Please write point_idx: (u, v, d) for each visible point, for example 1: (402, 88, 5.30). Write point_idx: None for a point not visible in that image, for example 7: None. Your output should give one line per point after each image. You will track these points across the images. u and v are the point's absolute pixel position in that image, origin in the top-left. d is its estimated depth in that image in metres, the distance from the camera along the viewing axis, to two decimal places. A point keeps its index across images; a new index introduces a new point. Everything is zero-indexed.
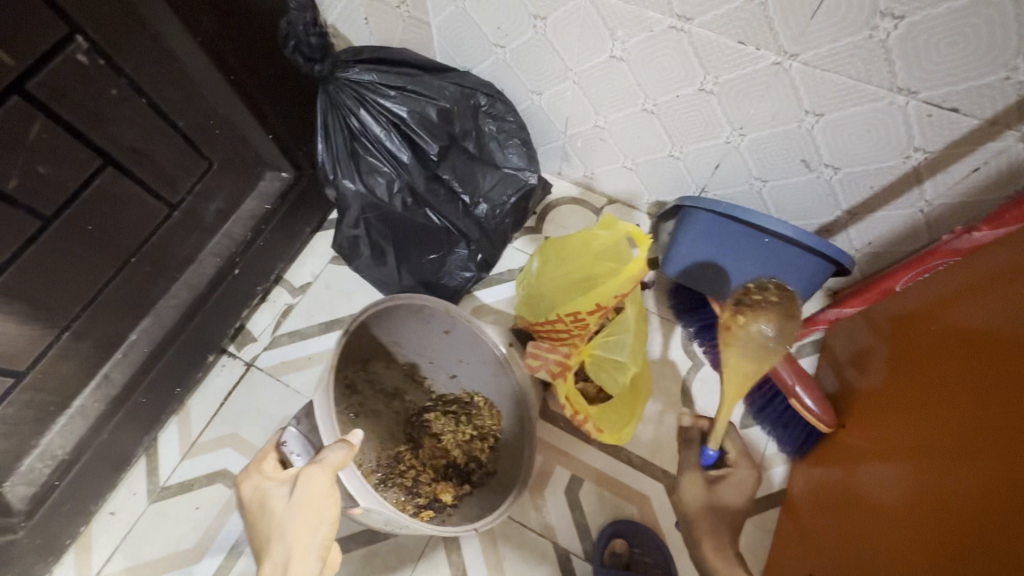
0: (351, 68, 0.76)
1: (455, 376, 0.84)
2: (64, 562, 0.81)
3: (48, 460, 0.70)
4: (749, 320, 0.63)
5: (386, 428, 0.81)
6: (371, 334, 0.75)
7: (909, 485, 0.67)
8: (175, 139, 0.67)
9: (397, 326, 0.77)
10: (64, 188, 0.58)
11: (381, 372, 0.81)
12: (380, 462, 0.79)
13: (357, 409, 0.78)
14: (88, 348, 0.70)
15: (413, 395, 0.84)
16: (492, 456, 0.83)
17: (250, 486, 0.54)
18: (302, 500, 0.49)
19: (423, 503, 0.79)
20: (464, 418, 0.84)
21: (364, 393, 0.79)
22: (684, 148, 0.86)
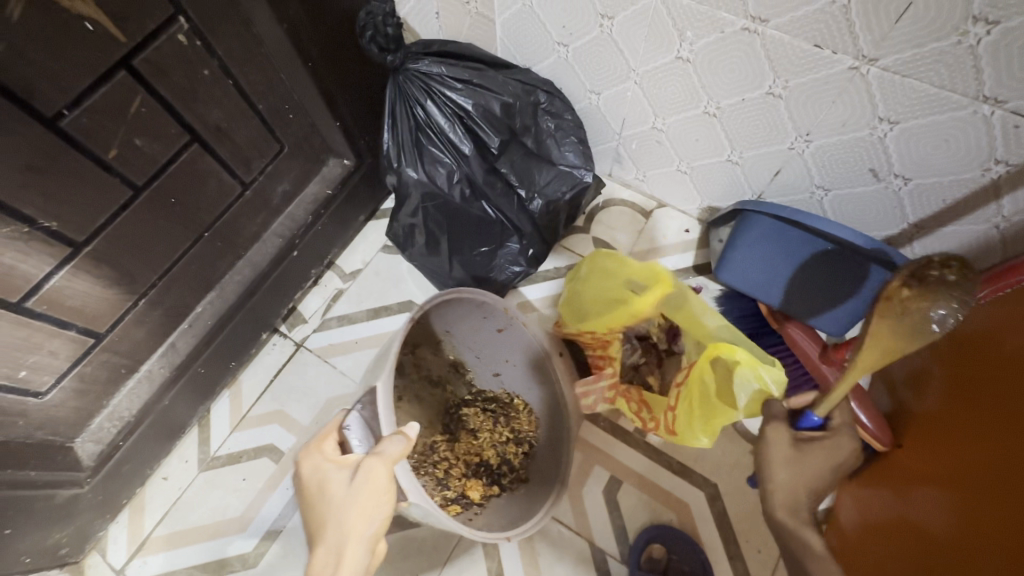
0: (421, 61, 0.78)
1: (500, 376, 0.87)
2: (120, 520, 0.85)
3: (115, 420, 0.74)
4: (916, 295, 0.53)
5: (426, 414, 0.83)
6: (430, 322, 0.78)
7: (959, 510, 0.65)
8: (254, 121, 0.69)
9: (454, 318, 0.80)
10: (155, 160, 0.61)
11: (427, 359, 0.83)
12: (417, 449, 0.82)
13: (401, 394, 0.81)
14: (159, 318, 0.73)
15: (457, 386, 0.87)
16: (525, 461, 0.85)
17: (311, 466, 0.56)
18: (360, 494, 0.51)
19: (452, 496, 0.81)
20: (503, 417, 0.86)
21: (409, 377, 0.82)
22: (744, 153, 0.85)
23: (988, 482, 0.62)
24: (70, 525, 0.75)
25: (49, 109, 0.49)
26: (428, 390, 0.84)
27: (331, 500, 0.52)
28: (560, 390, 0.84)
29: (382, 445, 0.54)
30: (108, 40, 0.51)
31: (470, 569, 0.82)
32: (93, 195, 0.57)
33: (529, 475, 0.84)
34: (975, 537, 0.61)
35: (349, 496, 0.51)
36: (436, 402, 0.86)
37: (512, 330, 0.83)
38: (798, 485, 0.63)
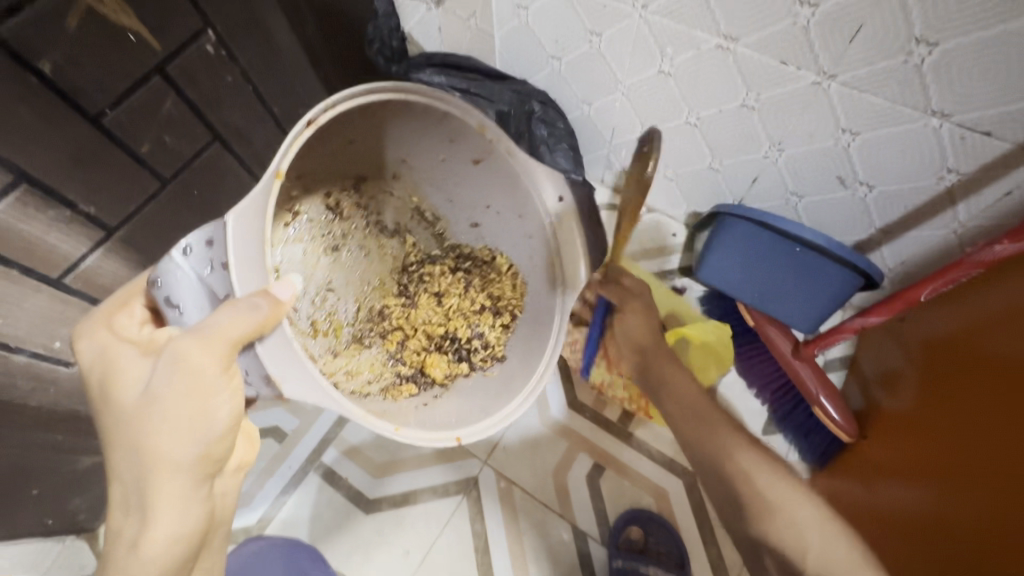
0: (424, 71, 0.85)
1: (478, 227, 0.75)
2: None
3: None
4: None
5: (373, 270, 0.75)
6: (382, 145, 0.68)
7: (937, 503, 0.68)
8: (269, 122, 0.76)
9: (414, 133, 0.66)
10: (181, 156, 0.68)
11: (383, 198, 0.76)
12: (355, 310, 0.73)
13: (336, 242, 0.72)
14: None
15: (419, 236, 0.78)
16: (503, 338, 0.73)
17: (98, 341, 0.47)
18: (179, 389, 0.43)
19: (407, 373, 0.71)
20: (480, 279, 0.76)
21: (354, 224, 0.74)
22: (723, 161, 0.91)
23: (958, 482, 0.66)
24: (90, 491, 0.82)
25: (94, 108, 0.56)
26: (376, 241, 0.76)
27: (128, 402, 0.43)
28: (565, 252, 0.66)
29: (210, 317, 0.44)
30: (148, 49, 0.58)
31: (459, 546, 0.87)
32: (121, 185, 0.63)
33: (505, 355, 0.72)
34: (944, 534, 0.65)
35: (160, 392, 0.43)
36: (388, 258, 0.77)
37: (491, 164, 0.67)
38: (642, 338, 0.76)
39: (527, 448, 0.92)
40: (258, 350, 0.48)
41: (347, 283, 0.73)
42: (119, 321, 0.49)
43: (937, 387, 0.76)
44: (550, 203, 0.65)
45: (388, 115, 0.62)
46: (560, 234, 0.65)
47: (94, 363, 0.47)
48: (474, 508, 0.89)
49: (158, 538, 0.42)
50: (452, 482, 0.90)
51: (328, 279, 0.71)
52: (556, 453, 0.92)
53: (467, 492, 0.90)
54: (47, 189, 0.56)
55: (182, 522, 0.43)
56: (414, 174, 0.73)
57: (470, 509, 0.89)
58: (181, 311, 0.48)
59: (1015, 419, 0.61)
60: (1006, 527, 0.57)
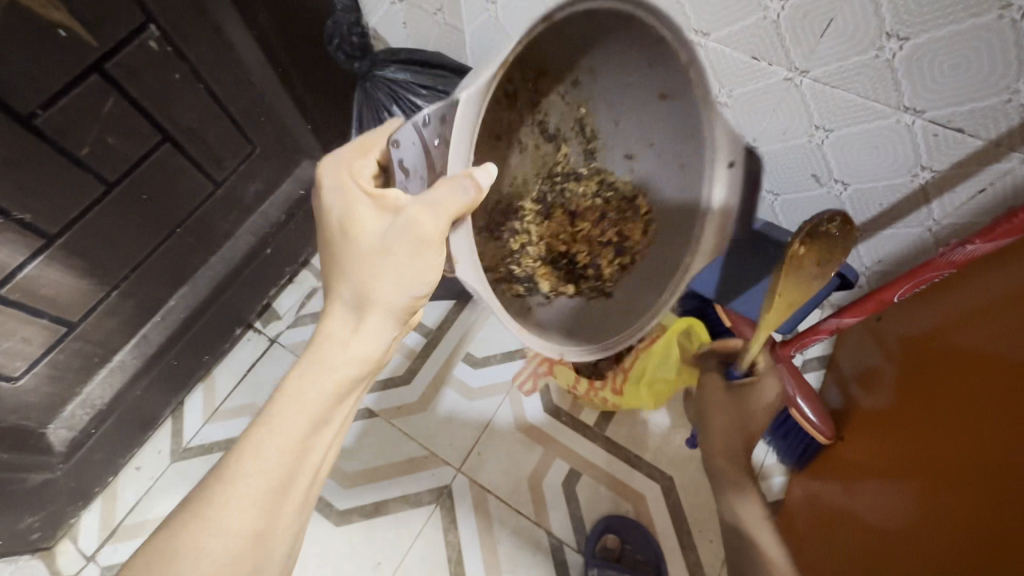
0: (388, 68, 0.80)
1: (636, 160, 0.52)
2: (92, 509, 0.88)
3: (88, 408, 0.77)
4: (809, 253, 0.55)
5: (518, 168, 0.52)
6: (584, 48, 0.44)
7: (911, 501, 0.67)
8: (226, 122, 0.73)
9: (613, 57, 0.45)
10: (127, 158, 0.64)
11: (551, 99, 0.49)
12: (494, 205, 0.52)
13: (501, 130, 0.47)
14: (132, 308, 0.76)
15: (574, 149, 0.54)
16: (618, 277, 0.55)
17: (334, 176, 0.46)
18: (403, 253, 0.43)
19: (517, 277, 0.54)
20: (617, 215, 0.55)
21: (518, 112, 0.48)
22: None
23: (937, 486, 0.63)
24: (43, 509, 0.78)
25: (24, 107, 0.53)
26: (529, 133, 0.51)
27: (363, 245, 0.44)
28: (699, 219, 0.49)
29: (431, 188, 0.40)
30: (82, 45, 0.55)
31: (431, 557, 0.84)
32: (59, 191, 0.59)
33: (615, 294, 0.54)
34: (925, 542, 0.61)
35: (392, 252, 0.44)
36: (539, 158, 0.53)
37: (682, 105, 0.45)
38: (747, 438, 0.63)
39: (502, 454, 0.90)
40: (451, 236, 0.42)
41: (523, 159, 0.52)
42: (357, 166, 0.46)
43: (924, 388, 0.72)
44: (717, 173, 0.47)
45: (596, 37, 0.43)
46: (706, 218, 0.49)
47: (334, 197, 0.46)
48: (447, 517, 0.87)
49: (310, 381, 0.46)
50: (425, 491, 0.88)
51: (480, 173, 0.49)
52: (531, 459, 0.90)
53: (440, 501, 0.87)
54: None
55: (325, 376, 0.47)
56: (596, 83, 0.47)
57: (443, 518, 0.86)
58: (407, 177, 0.44)
59: (997, 419, 0.57)
60: (987, 535, 0.53)
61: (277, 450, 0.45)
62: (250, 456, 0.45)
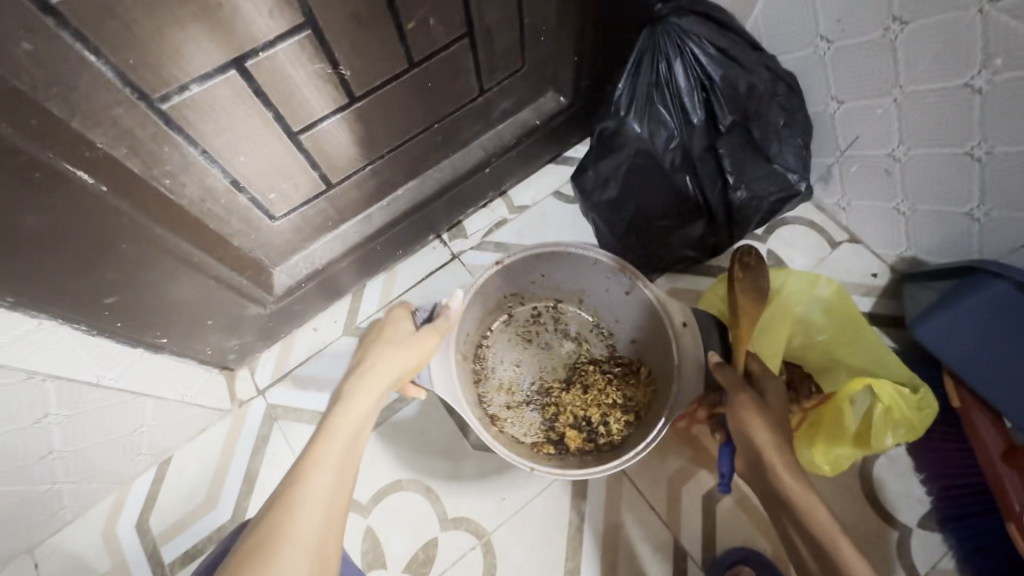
0: (686, 18, 0.75)
1: (635, 345, 0.91)
2: (271, 350, 0.97)
3: (308, 263, 0.83)
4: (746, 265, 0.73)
5: (551, 362, 0.94)
6: (564, 284, 0.92)
7: None
8: (515, 31, 0.73)
9: (580, 275, 0.88)
10: (434, 43, 0.65)
11: (569, 316, 0.95)
12: (533, 390, 0.92)
13: (530, 334, 0.95)
14: (373, 186, 0.79)
15: (594, 346, 0.94)
16: (628, 431, 0.87)
17: (393, 315, 0.71)
18: (416, 343, 0.67)
19: (551, 438, 0.88)
20: (622, 379, 0.91)
21: (549, 329, 0.95)
22: (994, 211, 0.76)
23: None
24: (243, 337, 0.88)
25: None
26: (561, 342, 0.95)
27: (395, 335, 0.68)
28: (678, 355, 0.79)
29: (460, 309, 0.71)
30: None
31: (553, 512, 0.84)
32: (375, 56, 0.61)
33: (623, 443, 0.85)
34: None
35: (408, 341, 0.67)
36: (565, 358, 0.94)
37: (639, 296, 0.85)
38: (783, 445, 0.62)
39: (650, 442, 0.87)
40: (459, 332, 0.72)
41: (531, 364, 0.94)
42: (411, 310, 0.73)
43: None
44: (679, 334, 0.79)
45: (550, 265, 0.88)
46: (676, 342, 0.79)
47: (384, 323, 0.70)
48: (578, 482, 0.86)
49: (342, 439, 0.58)
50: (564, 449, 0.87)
51: (517, 360, 0.94)
52: (677, 460, 0.86)
53: None
54: (324, 40, 0.56)
55: (347, 444, 0.58)
56: (592, 303, 0.92)
57: (575, 481, 0.85)
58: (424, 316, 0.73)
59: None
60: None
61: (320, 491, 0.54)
62: (302, 495, 0.53)
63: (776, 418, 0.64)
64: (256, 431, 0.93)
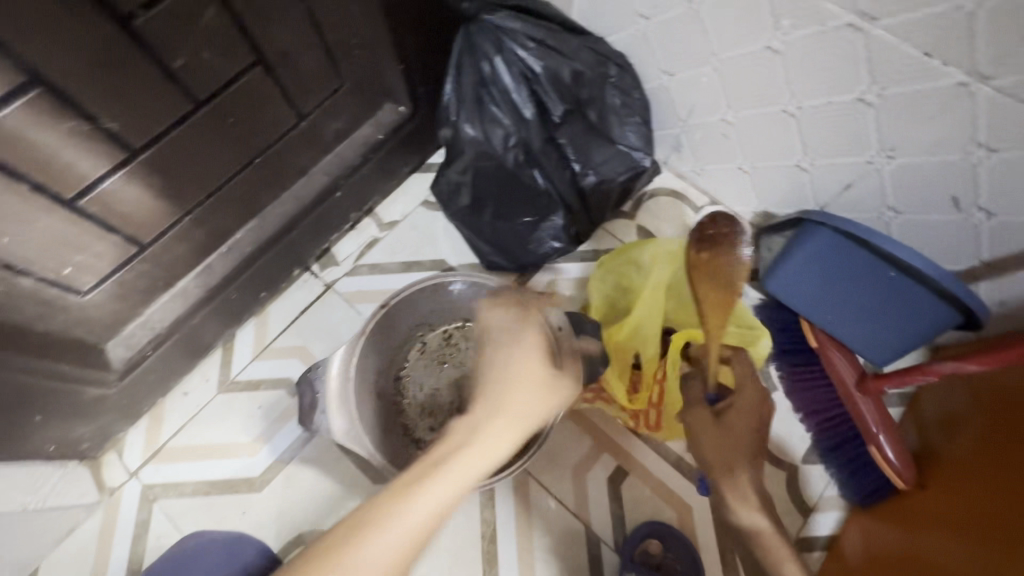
0: (497, 12, 0.72)
1: None
2: (139, 426, 0.89)
3: (148, 330, 0.75)
4: (708, 248, 0.72)
5: (466, 378, 0.92)
6: (463, 304, 0.90)
7: (985, 557, 0.59)
8: (319, 52, 0.68)
9: (468, 295, 0.87)
10: (219, 76, 0.59)
11: (479, 331, 0.93)
12: (451, 408, 0.90)
13: (442, 357, 0.93)
14: (202, 236, 0.73)
15: None
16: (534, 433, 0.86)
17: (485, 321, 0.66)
18: (532, 379, 0.60)
19: None
20: None
21: (458, 347, 0.93)
22: (817, 160, 0.81)
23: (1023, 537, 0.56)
24: (91, 425, 0.80)
25: (124, 6, 0.48)
26: (473, 359, 0.92)
27: (539, 372, 0.61)
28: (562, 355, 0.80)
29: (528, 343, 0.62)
30: None
31: (464, 531, 0.83)
32: (149, 100, 0.56)
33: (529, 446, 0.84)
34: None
35: (512, 373, 0.60)
36: (479, 371, 0.92)
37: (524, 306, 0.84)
38: (732, 452, 0.68)
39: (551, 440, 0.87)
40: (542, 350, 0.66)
41: (449, 384, 0.92)
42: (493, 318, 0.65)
43: (1005, 432, 0.67)
44: None
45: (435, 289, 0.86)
46: None
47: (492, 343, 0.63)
48: (485, 495, 0.84)
49: (468, 465, 0.54)
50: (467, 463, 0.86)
51: (436, 384, 0.92)
52: (578, 450, 0.87)
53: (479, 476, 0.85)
54: (67, 99, 0.50)
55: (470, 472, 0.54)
56: (493, 315, 0.90)
57: (481, 494, 0.84)
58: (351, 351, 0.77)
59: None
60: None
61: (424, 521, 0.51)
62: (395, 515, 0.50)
63: (739, 437, 0.68)
64: (134, 518, 0.84)
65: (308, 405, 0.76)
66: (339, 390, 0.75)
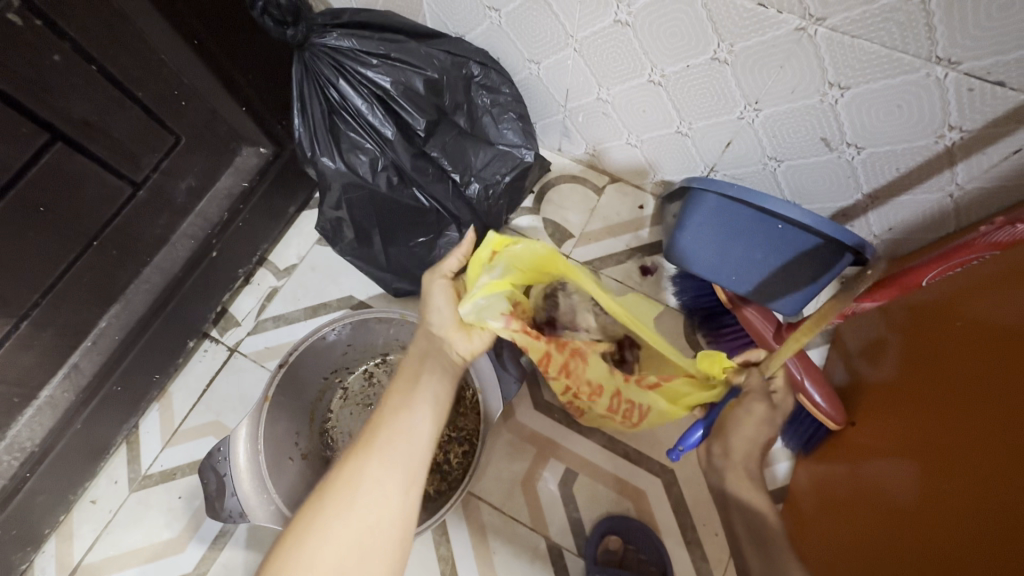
0: (329, 34, 0.70)
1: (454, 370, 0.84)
2: (46, 550, 0.80)
3: (16, 452, 0.71)
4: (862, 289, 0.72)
5: None
6: (375, 341, 0.84)
7: (918, 481, 0.59)
8: (134, 110, 0.65)
9: (374, 332, 0.82)
10: (8, 167, 0.58)
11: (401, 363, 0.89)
12: None
13: (370, 399, 0.88)
14: (52, 338, 0.71)
15: None
16: (468, 459, 0.81)
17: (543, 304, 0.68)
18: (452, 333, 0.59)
19: None
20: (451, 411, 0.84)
21: (382, 383, 0.89)
22: (693, 124, 0.80)
23: (946, 458, 0.56)
24: None
25: None
26: None
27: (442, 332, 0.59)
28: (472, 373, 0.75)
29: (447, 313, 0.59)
30: None
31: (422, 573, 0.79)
32: None
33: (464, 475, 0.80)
34: (929, 514, 0.55)
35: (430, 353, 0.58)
36: None
37: None
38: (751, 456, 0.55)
39: (496, 458, 0.85)
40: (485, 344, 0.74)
41: None
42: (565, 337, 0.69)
43: (916, 350, 0.69)
44: None
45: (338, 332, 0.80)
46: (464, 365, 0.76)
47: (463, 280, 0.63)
48: (438, 531, 0.81)
49: (388, 449, 0.49)
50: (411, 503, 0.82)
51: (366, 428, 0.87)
52: (524, 461, 0.84)
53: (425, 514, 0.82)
54: None
55: (408, 446, 0.49)
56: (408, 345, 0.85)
57: (432, 532, 0.81)
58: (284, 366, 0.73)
59: (1011, 389, 0.50)
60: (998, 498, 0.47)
61: (370, 507, 0.46)
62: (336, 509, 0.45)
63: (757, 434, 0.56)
64: None
65: (216, 490, 0.70)
66: (247, 468, 0.69)
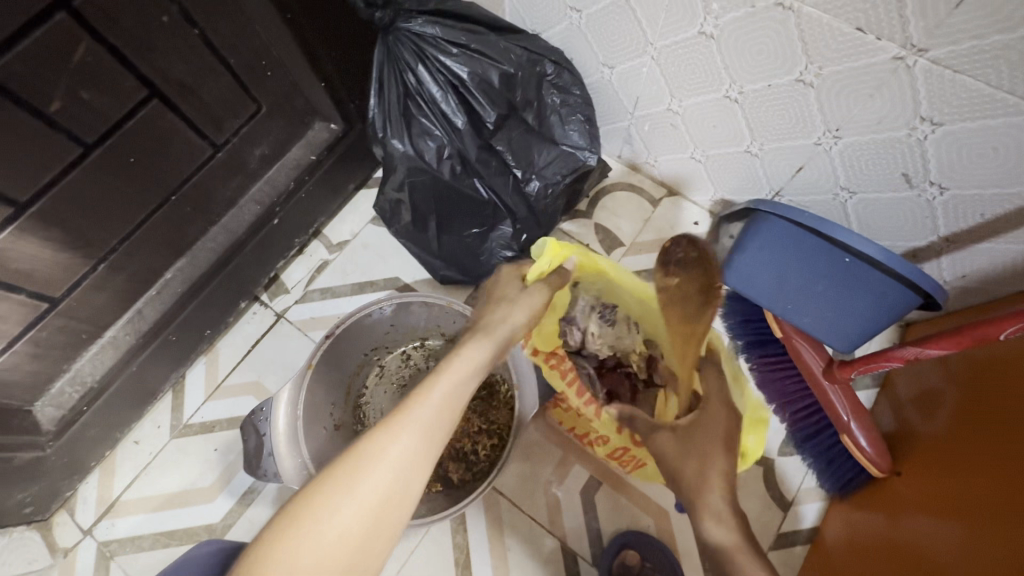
0: (414, 19, 0.71)
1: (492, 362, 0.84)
2: (89, 481, 0.85)
3: (78, 385, 0.76)
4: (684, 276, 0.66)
5: None
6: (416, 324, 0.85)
7: (964, 540, 0.56)
8: (225, 76, 0.68)
9: (418, 314, 0.83)
10: (107, 117, 0.61)
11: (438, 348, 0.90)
12: None
13: (405, 380, 0.90)
14: (123, 282, 0.75)
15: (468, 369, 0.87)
16: (495, 452, 0.82)
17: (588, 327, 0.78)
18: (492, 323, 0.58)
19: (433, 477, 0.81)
20: (484, 404, 0.84)
21: (417, 367, 0.90)
22: (765, 145, 0.78)
23: (997, 520, 0.54)
24: (35, 486, 0.77)
25: None
26: None
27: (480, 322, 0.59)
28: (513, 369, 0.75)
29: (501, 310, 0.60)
30: None
31: (437, 558, 0.80)
32: (31, 155, 0.58)
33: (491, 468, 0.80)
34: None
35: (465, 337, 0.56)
36: None
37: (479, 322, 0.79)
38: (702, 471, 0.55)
39: (521, 455, 0.85)
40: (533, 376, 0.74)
41: None
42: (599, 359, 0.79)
43: (972, 408, 0.66)
44: None
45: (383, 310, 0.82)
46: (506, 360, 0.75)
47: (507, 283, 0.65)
48: (458, 519, 0.82)
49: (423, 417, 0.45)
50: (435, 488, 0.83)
51: None
52: (549, 464, 0.84)
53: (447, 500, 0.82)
54: None
55: (432, 425, 0.45)
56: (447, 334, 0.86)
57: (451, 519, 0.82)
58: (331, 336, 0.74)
59: None
60: None
61: (392, 478, 0.42)
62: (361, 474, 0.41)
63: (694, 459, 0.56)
64: None
65: (255, 449, 0.72)
66: (285, 431, 0.71)
